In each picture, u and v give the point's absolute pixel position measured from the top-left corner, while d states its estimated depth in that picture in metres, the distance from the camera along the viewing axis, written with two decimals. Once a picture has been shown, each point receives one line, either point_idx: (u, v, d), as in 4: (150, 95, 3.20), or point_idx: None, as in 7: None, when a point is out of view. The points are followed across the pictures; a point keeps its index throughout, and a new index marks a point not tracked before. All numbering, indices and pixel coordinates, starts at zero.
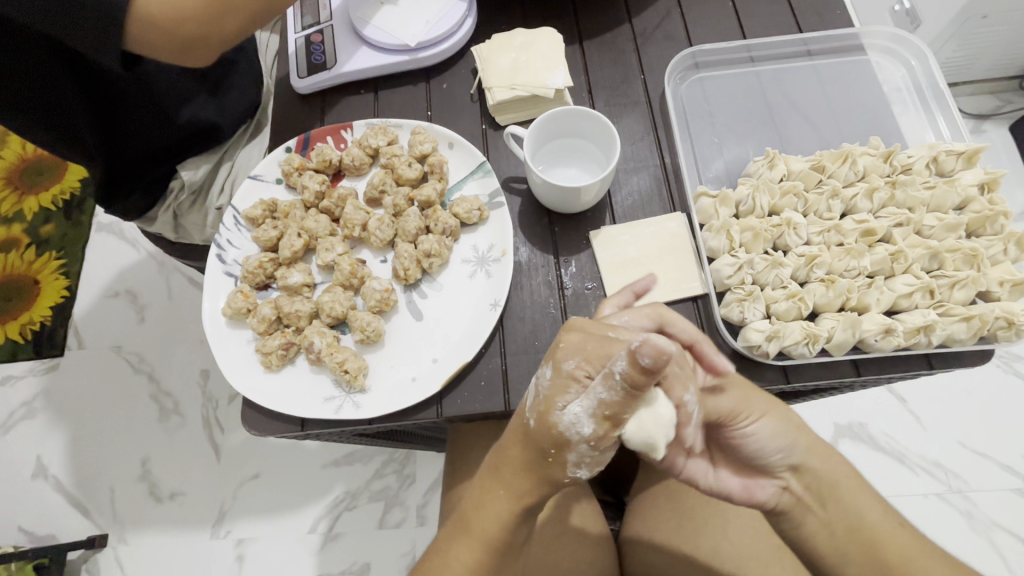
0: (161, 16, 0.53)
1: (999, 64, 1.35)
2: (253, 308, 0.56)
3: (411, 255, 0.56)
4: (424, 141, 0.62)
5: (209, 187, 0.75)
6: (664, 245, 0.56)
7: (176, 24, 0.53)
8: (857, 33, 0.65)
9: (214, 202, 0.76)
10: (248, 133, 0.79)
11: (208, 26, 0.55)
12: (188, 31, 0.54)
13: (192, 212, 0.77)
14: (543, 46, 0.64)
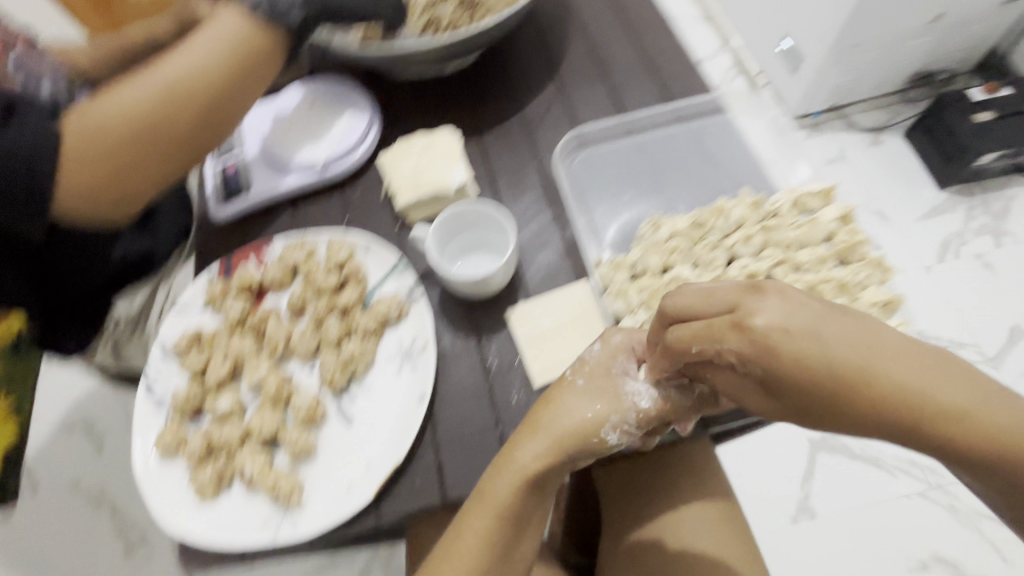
0: (76, 199, 0.56)
1: (883, 81, 1.47)
2: (184, 441, 0.56)
3: (335, 363, 0.59)
4: (340, 250, 0.65)
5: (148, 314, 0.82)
6: (575, 314, 0.60)
7: (90, 202, 0.56)
8: (714, 99, 0.72)
9: None
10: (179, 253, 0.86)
11: (122, 196, 0.58)
12: (104, 203, 0.57)
13: None
14: (440, 147, 0.70)
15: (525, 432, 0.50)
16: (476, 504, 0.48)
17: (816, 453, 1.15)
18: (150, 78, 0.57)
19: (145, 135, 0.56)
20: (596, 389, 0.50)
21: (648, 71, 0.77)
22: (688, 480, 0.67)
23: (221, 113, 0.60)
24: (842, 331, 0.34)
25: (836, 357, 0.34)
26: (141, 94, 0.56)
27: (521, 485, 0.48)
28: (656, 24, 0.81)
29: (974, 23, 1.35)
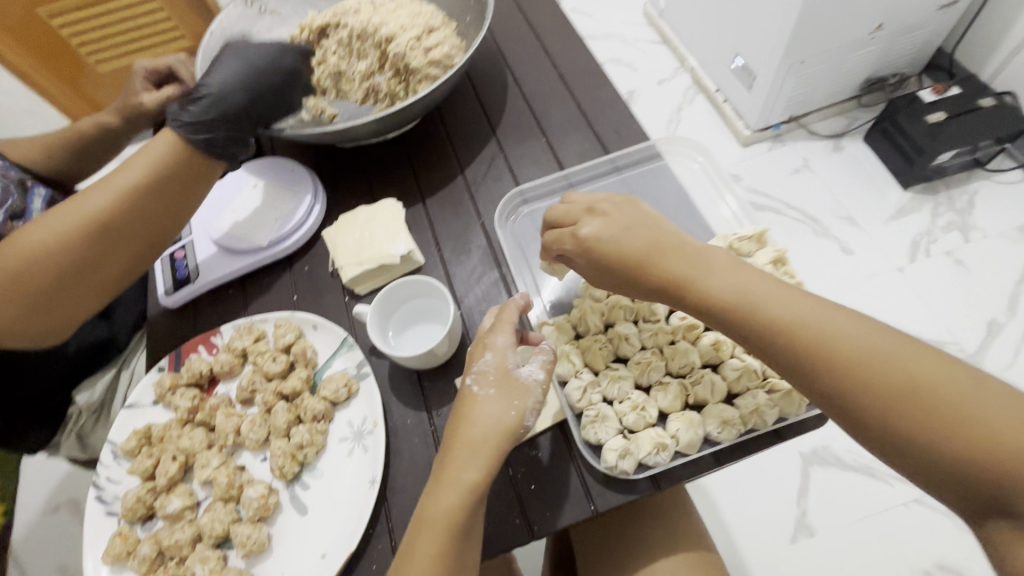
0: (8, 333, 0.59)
1: (836, 90, 1.50)
2: (134, 548, 0.55)
3: (285, 451, 0.58)
4: (287, 332, 0.65)
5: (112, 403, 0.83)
6: None
7: (23, 333, 0.60)
8: (651, 144, 0.74)
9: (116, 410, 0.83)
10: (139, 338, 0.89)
11: (54, 324, 0.62)
12: (37, 333, 0.61)
13: (97, 428, 0.82)
14: (383, 218, 0.71)
15: (458, 451, 0.49)
16: (421, 528, 0.47)
17: (809, 467, 1.14)
18: (70, 210, 0.60)
19: (71, 274, 0.60)
20: (507, 388, 0.52)
21: (583, 122, 0.80)
22: (660, 530, 0.66)
23: (144, 231, 0.64)
24: (643, 251, 0.53)
25: (678, 268, 0.52)
26: (60, 227, 0.59)
27: (465, 503, 0.47)
28: (593, 73, 0.84)
29: (917, 28, 1.38)
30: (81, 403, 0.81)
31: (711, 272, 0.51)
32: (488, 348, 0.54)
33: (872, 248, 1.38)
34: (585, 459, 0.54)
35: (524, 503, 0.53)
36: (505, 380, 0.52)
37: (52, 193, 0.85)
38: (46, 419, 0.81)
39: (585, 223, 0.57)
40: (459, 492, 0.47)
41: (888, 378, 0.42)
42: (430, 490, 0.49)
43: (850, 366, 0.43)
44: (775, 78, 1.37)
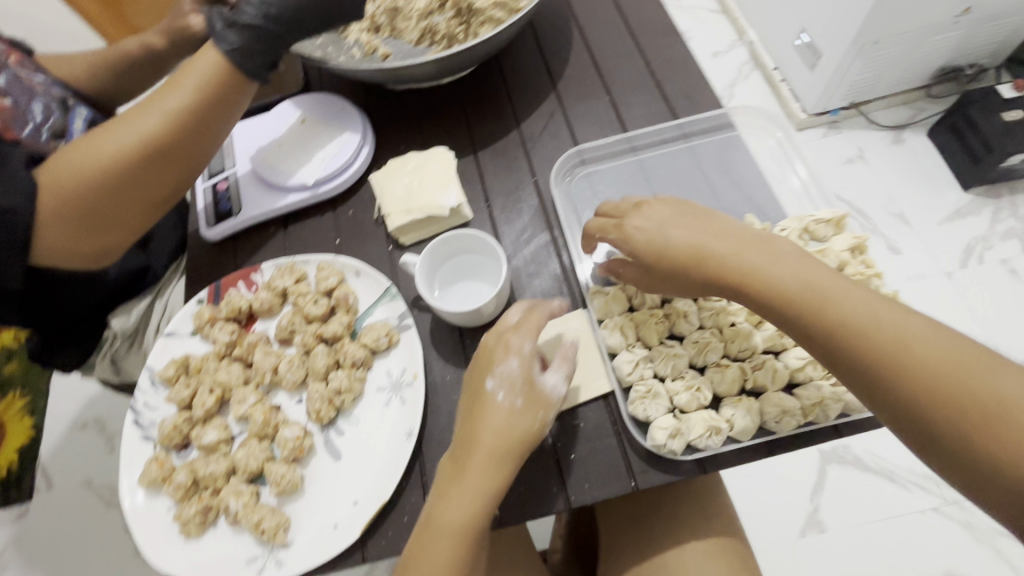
0: (60, 249, 0.59)
1: (906, 77, 1.40)
2: (169, 474, 0.55)
3: (322, 395, 0.57)
4: (330, 276, 0.64)
5: (146, 329, 0.83)
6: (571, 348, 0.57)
7: (75, 250, 0.60)
8: (725, 113, 0.69)
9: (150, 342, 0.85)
10: (174, 270, 0.89)
11: (105, 243, 0.62)
12: (87, 250, 0.61)
13: (130, 354, 0.85)
14: (434, 166, 0.67)
15: (468, 457, 0.49)
16: (432, 531, 0.47)
17: (826, 465, 1.11)
18: (118, 129, 0.58)
19: (126, 195, 0.59)
20: (534, 398, 0.50)
21: (651, 84, 0.75)
22: (690, 512, 0.66)
23: (188, 156, 0.61)
24: (687, 234, 0.51)
25: (723, 256, 0.49)
26: (108, 146, 0.57)
27: (476, 506, 0.47)
28: (666, 33, 0.78)
29: (1007, 15, 1.27)
30: (115, 327, 0.82)
31: (764, 256, 0.48)
32: (514, 353, 0.51)
33: (921, 250, 1.31)
34: (631, 434, 0.52)
35: (564, 471, 0.52)
36: (525, 390, 0.50)
37: (92, 115, 0.83)
38: (85, 337, 0.82)
39: (635, 218, 0.54)
40: (469, 499, 0.47)
41: (939, 377, 0.40)
42: (440, 494, 0.48)
43: (899, 360, 0.42)
44: (843, 61, 1.27)
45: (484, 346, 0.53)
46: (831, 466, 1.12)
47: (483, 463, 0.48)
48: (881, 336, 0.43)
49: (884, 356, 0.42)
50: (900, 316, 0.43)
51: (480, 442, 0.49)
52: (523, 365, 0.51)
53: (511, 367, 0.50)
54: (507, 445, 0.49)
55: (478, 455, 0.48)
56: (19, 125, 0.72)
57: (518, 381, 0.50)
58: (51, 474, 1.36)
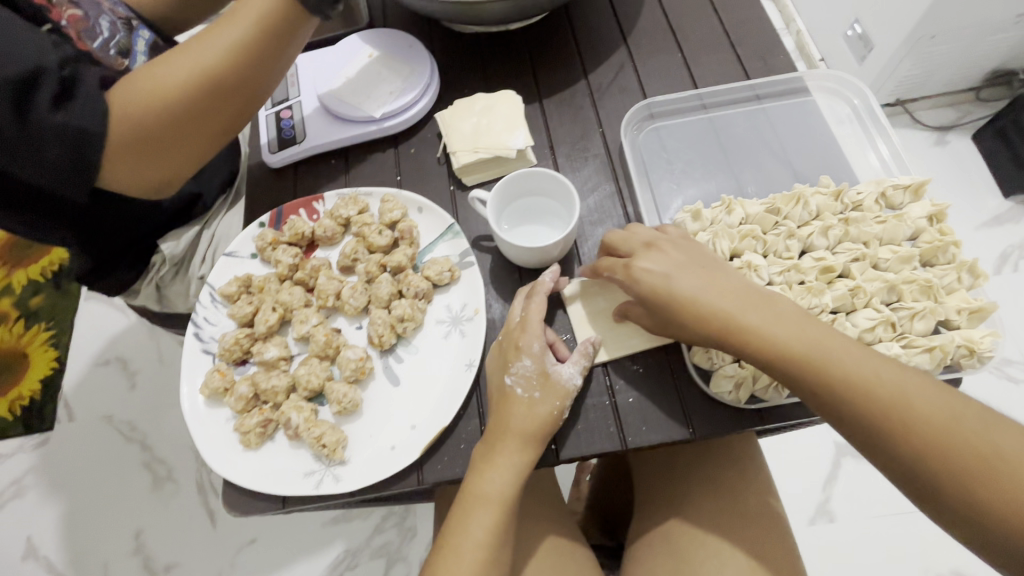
0: (127, 181, 0.59)
1: (956, 76, 1.36)
2: (231, 386, 0.56)
3: (385, 321, 0.57)
4: (394, 209, 0.64)
5: (193, 259, 0.81)
6: None
7: (143, 181, 0.60)
8: (800, 77, 0.68)
9: (196, 270, 0.82)
10: (225, 202, 0.87)
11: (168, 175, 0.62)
12: (152, 182, 0.61)
13: (175, 282, 0.83)
14: (502, 109, 0.67)
15: (501, 437, 0.51)
16: (475, 502, 0.50)
17: (842, 457, 1.11)
18: (182, 58, 0.57)
19: (192, 128, 0.59)
20: (550, 389, 0.52)
21: (724, 44, 0.73)
22: (733, 475, 0.65)
23: (251, 88, 0.61)
24: (692, 282, 0.48)
25: (729, 315, 0.46)
26: (174, 73, 0.56)
27: (514, 479, 0.50)
28: None
29: None
30: (163, 252, 0.79)
31: (767, 315, 0.46)
32: (525, 353, 0.52)
33: None
34: (693, 381, 0.54)
35: (621, 413, 0.54)
36: (542, 383, 0.52)
37: (155, 39, 0.80)
38: (133, 261, 0.80)
39: (641, 257, 0.51)
40: (510, 471, 0.50)
41: (948, 439, 0.40)
42: (480, 465, 0.51)
43: (905, 421, 0.41)
44: (895, 55, 1.23)
45: (499, 345, 0.55)
46: (846, 459, 1.11)
47: (520, 445, 0.50)
48: (888, 397, 0.42)
49: (895, 418, 0.41)
50: (903, 374, 0.43)
51: (512, 425, 0.50)
52: (537, 361, 0.52)
53: (526, 364, 0.52)
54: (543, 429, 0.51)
55: (514, 433, 0.50)
56: (89, 36, 0.71)
57: (535, 375, 0.52)
58: (72, 406, 1.38)
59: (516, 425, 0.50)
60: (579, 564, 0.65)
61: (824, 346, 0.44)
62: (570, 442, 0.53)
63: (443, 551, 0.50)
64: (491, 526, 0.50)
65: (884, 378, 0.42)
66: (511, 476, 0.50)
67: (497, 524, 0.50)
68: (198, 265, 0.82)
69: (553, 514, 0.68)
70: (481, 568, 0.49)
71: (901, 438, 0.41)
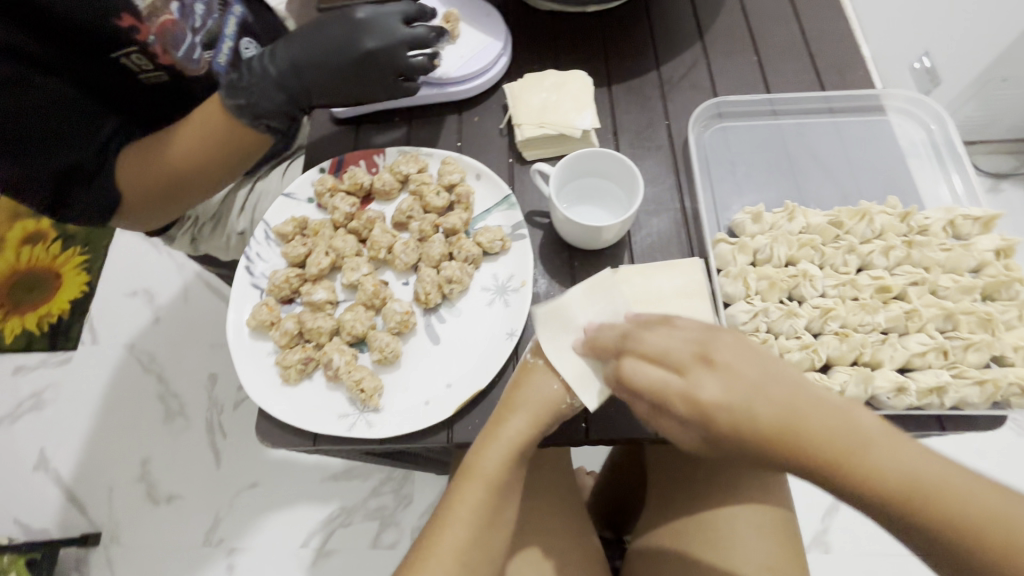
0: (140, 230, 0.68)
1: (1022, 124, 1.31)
2: (276, 321, 0.57)
3: (433, 280, 0.58)
4: (454, 172, 0.64)
5: (228, 211, 0.79)
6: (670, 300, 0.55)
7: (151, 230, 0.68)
8: (877, 95, 0.67)
9: (236, 227, 0.80)
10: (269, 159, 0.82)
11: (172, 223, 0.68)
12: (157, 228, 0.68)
13: (214, 236, 0.81)
14: (572, 87, 0.66)
15: (505, 410, 0.52)
16: (471, 480, 0.51)
17: None
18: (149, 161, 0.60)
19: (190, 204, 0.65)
20: (584, 373, 0.51)
21: (803, 53, 0.72)
22: (755, 482, 0.65)
23: (210, 175, 0.62)
24: (746, 375, 0.41)
25: (779, 425, 0.39)
26: (137, 179, 0.60)
27: (508, 458, 0.51)
28: (828, 4, 0.75)
29: None
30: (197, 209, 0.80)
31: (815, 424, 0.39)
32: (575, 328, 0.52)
33: None
34: None
35: None
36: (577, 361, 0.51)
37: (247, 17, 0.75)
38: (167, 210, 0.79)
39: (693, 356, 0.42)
40: (505, 449, 0.51)
41: (951, 508, 0.36)
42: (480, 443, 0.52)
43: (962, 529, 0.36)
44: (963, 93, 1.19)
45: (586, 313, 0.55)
46: None
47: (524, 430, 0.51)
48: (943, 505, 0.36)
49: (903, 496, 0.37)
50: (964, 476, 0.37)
51: (512, 402, 0.52)
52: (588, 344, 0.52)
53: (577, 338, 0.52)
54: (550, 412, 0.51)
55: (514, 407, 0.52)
56: (175, 44, 0.66)
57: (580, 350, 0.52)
58: (97, 330, 1.42)
59: (533, 396, 0.51)
60: (582, 548, 0.66)
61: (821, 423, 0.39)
62: (600, 423, 0.54)
63: (451, 498, 0.52)
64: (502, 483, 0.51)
65: (939, 476, 0.37)
66: (526, 438, 0.51)
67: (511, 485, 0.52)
68: (236, 218, 0.80)
69: (564, 496, 0.69)
70: (481, 524, 0.51)
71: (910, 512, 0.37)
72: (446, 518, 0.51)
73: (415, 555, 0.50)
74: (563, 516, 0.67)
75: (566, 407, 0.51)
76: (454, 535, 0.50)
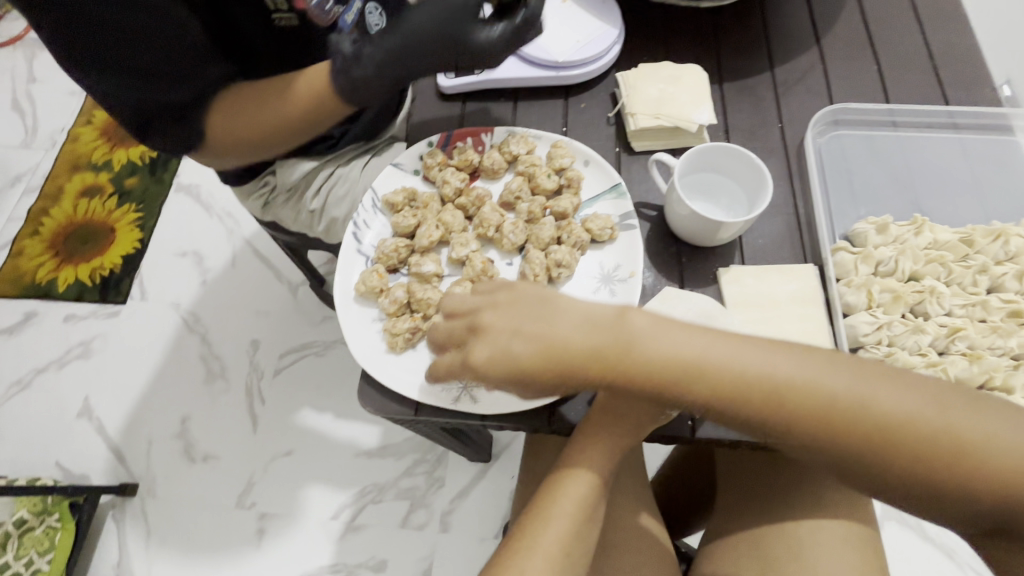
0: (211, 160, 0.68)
1: None
2: (385, 289, 0.57)
3: (542, 263, 0.58)
4: (564, 156, 0.63)
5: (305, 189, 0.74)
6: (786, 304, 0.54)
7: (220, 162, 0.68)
8: (1007, 114, 0.64)
9: (308, 205, 0.76)
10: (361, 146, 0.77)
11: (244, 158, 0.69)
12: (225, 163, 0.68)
13: (286, 207, 0.77)
14: (690, 81, 0.65)
15: (608, 416, 0.52)
16: (572, 477, 0.52)
17: (886, 520, 1.07)
18: (252, 116, 0.61)
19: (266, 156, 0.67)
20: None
21: (927, 66, 0.70)
22: (840, 498, 0.64)
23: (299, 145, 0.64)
24: (586, 326, 0.45)
25: (629, 357, 0.44)
26: (238, 130, 0.61)
27: (610, 459, 0.53)
28: (952, 18, 0.73)
29: None
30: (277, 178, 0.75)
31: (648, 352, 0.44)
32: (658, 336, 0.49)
33: None
34: None
35: None
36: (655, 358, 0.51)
37: None
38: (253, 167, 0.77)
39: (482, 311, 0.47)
40: (608, 452, 0.53)
41: (849, 415, 0.41)
42: (580, 442, 0.53)
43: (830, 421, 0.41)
44: None
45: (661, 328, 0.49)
46: (891, 522, 1.07)
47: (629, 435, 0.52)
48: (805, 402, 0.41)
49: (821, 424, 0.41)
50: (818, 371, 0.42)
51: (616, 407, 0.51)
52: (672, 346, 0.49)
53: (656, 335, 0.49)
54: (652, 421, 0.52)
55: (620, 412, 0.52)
56: None
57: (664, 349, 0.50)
58: (147, 287, 1.44)
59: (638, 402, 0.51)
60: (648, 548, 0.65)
61: (726, 372, 0.43)
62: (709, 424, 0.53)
63: (551, 492, 0.52)
64: (599, 477, 0.52)
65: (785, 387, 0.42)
66: (625, 437, 0.52)
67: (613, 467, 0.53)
68: (311, 196, 0.76)
69: (633, 493, 0.68)
70: (581, 515, 0.51)
71: (826, 437, 0.42)
72: (547, 509, 0.50)
73: (514, 538, 0.50)
74: (630, 514, 0.66)
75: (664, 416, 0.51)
76: (557, 528, 0.49)
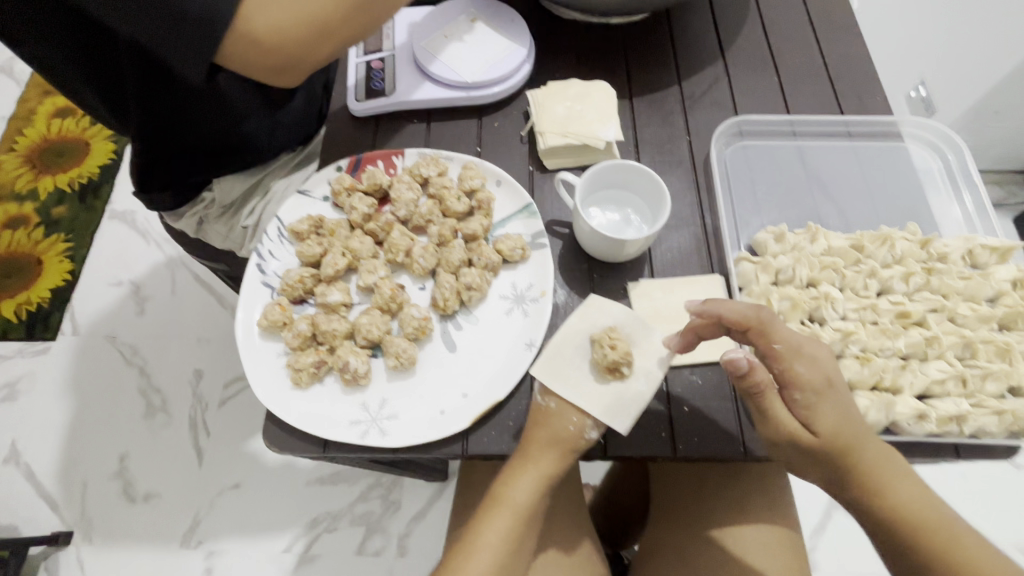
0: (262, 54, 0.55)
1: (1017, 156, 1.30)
2: (289, 322, 0.56)
3: (452, 286, 0.57)
4: (474, 177, 0.63)
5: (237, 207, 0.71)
6: (710, 317, 0.56)
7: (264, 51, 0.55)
8: (893, 122, 0.68)
9: (241, 222, 0.72)
10: (292, 158, 0.75)
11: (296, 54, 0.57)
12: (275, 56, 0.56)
13: (219, 223, 0.73)
14: (597, 98, 0.66)
15: (523, 455, 0.51)
16: (499, 509, 0.51)
17: (833, 508, 1.09)
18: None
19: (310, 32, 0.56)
20: (613, 404, 0.50)
21: (823, 76, 0.73)
22: (766, 504, 0.65)
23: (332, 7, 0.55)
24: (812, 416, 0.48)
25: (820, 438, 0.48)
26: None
27: (537, 489, 0.51)
28: (848, 30, 0.76)
29: None
30: (214, 194, 0.71)
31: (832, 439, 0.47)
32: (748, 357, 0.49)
33: None
34: (753, 401, 0.53)
35: (674, 421, 0.53)
36: (615, 357, 0.49)
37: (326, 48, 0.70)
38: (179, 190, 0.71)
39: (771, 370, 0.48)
40: (535, 480, 0.51)
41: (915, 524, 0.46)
42: (505, 473, 0.51)
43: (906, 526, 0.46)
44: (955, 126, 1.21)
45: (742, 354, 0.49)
46: (837, 510, 1.10)
47: (558, 463, 0.50)
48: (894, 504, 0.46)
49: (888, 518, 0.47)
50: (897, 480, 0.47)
51: (537, 437, 0.50)
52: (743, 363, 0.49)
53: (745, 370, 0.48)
54: (571, 448, 0.50)
55: (541, 443, 0.50)
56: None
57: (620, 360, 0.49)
58: (78, 320, 1.36)
59: (557, 432, 0.50)
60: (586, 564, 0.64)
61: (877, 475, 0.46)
62: (619, 440, 0.53)
63: (476, 525, 0.51)
64: (523, 509, 0.51)
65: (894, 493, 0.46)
66: (553, 468, 0.50)
67: (543, 496, 0.52)
68: (246, 214, 0.72)
69: (571, 511, 0.67)
70: (506, 550, 0.50)
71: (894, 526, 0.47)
72: (473, 543, 0.50)
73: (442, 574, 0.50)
74: (571, 532, 0.66)
75: (583, 441, 0.50)
76: (483, 560, 0.49)
